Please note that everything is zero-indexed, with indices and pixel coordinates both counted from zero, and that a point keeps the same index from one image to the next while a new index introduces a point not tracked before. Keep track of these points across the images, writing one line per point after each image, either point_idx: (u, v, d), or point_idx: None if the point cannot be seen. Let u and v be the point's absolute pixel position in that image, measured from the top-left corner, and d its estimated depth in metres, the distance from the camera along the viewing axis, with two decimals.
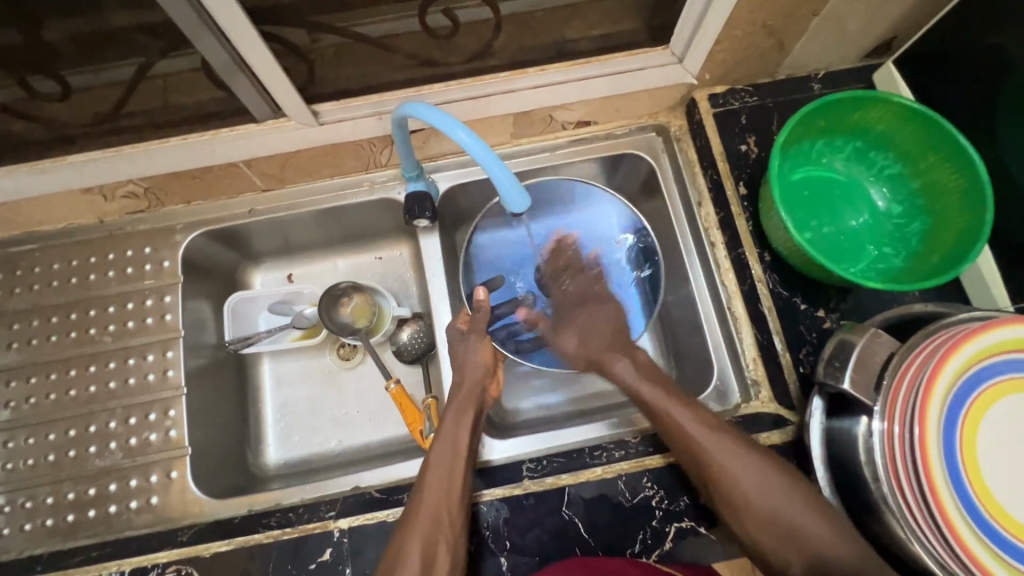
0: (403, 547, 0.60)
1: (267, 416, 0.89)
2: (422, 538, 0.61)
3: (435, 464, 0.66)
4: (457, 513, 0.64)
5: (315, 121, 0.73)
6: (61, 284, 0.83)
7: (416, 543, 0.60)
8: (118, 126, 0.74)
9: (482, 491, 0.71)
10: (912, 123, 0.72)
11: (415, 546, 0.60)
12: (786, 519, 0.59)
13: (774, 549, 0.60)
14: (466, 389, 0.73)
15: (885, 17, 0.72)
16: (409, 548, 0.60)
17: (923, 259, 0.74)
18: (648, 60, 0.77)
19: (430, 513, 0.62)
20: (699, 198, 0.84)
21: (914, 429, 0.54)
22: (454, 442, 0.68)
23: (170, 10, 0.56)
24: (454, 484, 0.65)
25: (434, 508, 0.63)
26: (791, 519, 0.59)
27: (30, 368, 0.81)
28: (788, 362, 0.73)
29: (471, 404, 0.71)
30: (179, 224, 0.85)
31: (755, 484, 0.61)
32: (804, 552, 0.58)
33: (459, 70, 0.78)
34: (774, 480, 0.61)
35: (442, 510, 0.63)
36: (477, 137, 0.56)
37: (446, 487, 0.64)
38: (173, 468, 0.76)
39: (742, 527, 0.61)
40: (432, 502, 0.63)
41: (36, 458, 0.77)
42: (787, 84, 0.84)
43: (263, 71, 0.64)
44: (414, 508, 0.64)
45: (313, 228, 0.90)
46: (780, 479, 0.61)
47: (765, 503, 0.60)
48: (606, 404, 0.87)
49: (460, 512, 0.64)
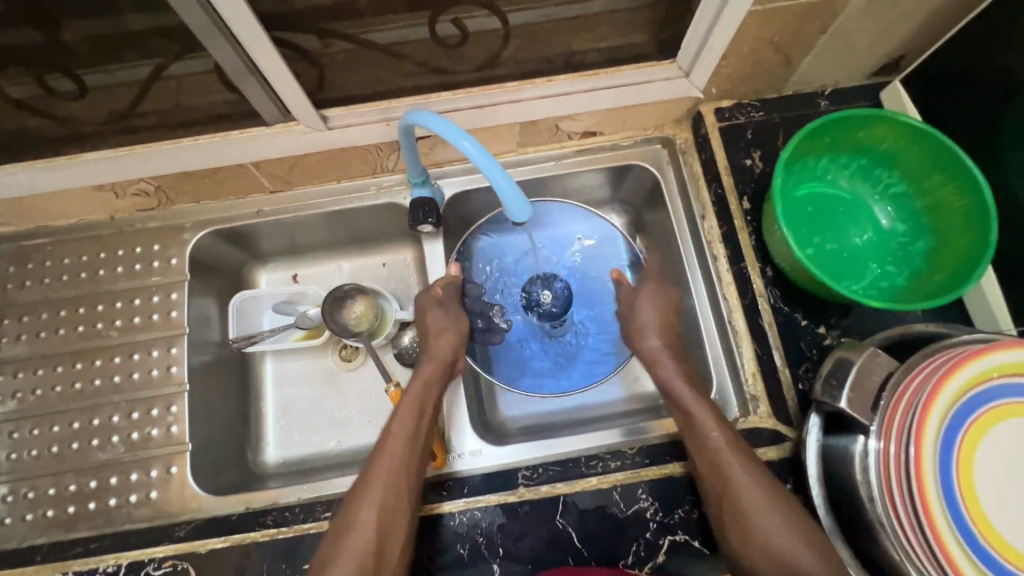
0: (356, 515, 0.64)
1: (268, 414, 0.90)
2: (378, 505, 0.64)
3: (410, 408, 0.71)
4: (412, 487, 0.67)
5: (324, 125, 0.74)
6: (70, 278, 0.85)
7: (370, 510, 0.64)
8: (132, 125, 0.76)
9: (443, 503, 0.71)
10: (918, 142, 0.72)
11: (378, 479, 0.66)
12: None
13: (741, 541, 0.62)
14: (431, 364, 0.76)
15: (895, 35, 0.72)
16: (362, 516, 0.64)
17: (926, 278, 0.74)
18: (655, 74, 0.78)
19: (386, 484, 0.65)
20: (702, 211, 0.84)
21: (910, 449, 0.54)
22: (418, 406, 0.71)
23: (185, 16, 0.57)
24: (411, 457, 0.68)
25: (392, 474, 0.66)
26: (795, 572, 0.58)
27: (37, 360, 0.82)
28: (787, 377, 0.74)
29: (436, 373, 0.75)
30: (188, 223, 0.87)
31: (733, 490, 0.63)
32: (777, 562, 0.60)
33: (467, 79, 0.78)
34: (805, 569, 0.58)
35: (399, 478, 0.66)
36: (481, 146, 0.57)
37: (403, 459, 0.67)
38: (173, 464, 0.77)
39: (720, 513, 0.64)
40: (391, 471, 0.66)
41: (40, 449, 0.79)
42: (793, 100, 0.85)
43: (274, 75, 0.65)
44: (371, 470, 0.67)
45: (320, 229, 0.91)
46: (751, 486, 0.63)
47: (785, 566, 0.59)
48: (593, 417, 0.87)
49: (415, 485, 0.67)
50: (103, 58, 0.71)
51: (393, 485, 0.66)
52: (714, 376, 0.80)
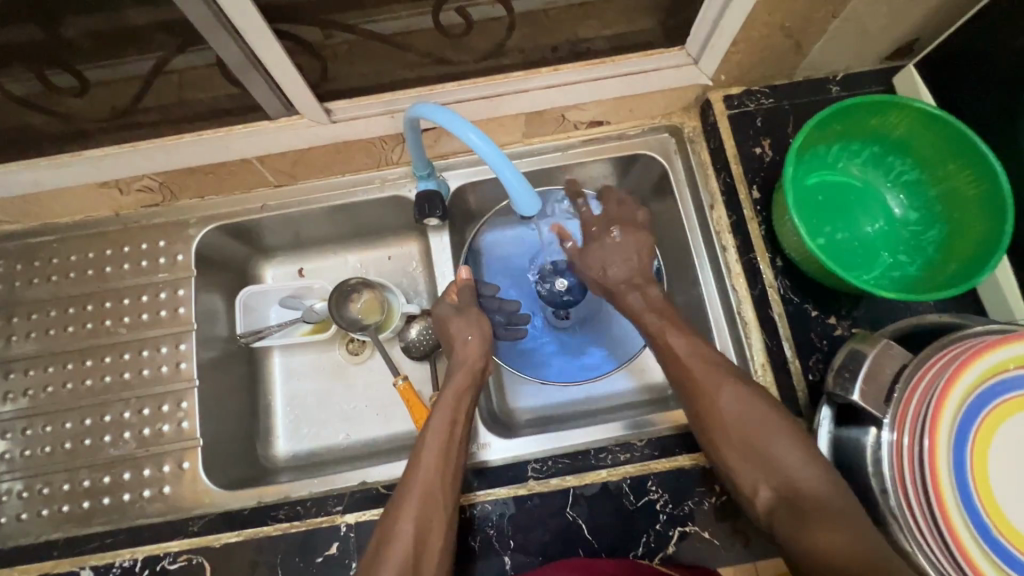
0: (394, 526, 0.63)
1: (277, 409, 0.90)
2: (415, 515, 0.63)
3: (442, 416, 0.70)
4: (448, 496, 0.66)
5: (327, 119, 0.73)
6: (77, 276, 0.85)
7: (408, 523, 0.63)
8: (134, 121, 0.75)
9: (479, 492, 0.72)
10: (932, 128, 0.70)
11: (414, 496, 0.64)
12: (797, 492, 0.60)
13: (741, 467, 0.63)
14: (461, 374, 0.74)
15: (908, 18, 0.70)
16: (400, 529, 0.62)
17: (939, 268, 0.72)
18: (663, 61, 0.77)
19: (422, 493, 0.65)
20: (711, 200, 0.83)
21: (924, 441, 0.53)
22: (451, 415, 0.70)
23: (187, 12, 0.57)
24: (446, 466, 0.67)
25: (427, 485, 0.65)
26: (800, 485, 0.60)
27: (47, 357, 0.82)
28: (796, 368, 0.73)
29: (467, 383, 0.74)
30: (193, 218, 0.86)
31: (733, 410, 0.65)
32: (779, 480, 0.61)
33: (472, 69, 0.77)
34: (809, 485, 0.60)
35: (435, 489, 0.65)
36: (488, 139, 0.57)
37: (438, 471, 0.66)
38: (185, 459, 0.78)
39: (715, 446, 0.65)
40: (426, 481, 0.65)
41: (53, 446, 0.79)
42: (803, 86, 0.83)
43: (277, 69, 0.64)
44: (407, 482, 0.66)
45: (325, 224, 0.91)
46: (761, 411, 0.64)
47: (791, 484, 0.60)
48: (617, 405, 0.87)
49: (450, 494, 0.66)
50: (103, 53, 0.70)
51: (431, 497, 0.65)
52: None
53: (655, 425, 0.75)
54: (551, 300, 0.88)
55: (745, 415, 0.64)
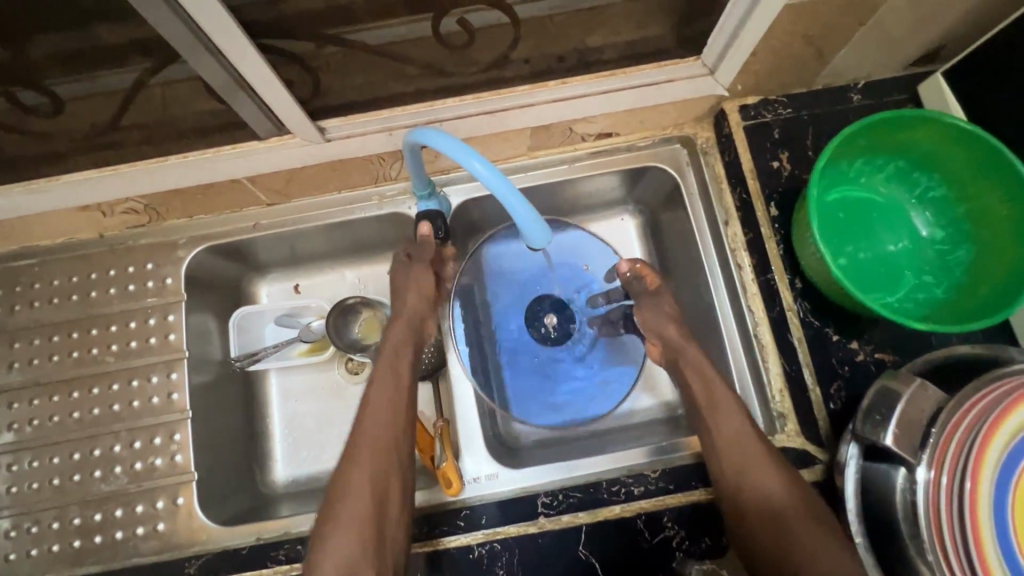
0: (342, 494, 0.62)
1: (275, 432, 0.86)
2: (365, 481, 0.62)
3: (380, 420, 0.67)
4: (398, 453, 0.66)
5: (321, 138, 0.69)
6: (60, 301, 0.81)
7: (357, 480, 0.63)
8: (114, 141, 0.70)
9: (452, 536, 0.69)
10: (963, 146, 0.67)
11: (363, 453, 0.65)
12: (774, 508, 0.61)
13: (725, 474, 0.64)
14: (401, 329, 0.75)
15: (938, 24, 0.66)
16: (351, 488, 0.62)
17: (969, 292, 0.69)
18: (677, 72, 0.72)
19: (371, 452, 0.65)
20: (725, 216, 0.79)
21: (964, 484, 0.51)
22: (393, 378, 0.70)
23: (165, 33, 0.53)
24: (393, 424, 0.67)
25: (376, 443, 0.65)
26: (777, 500, 0.61)
27: (32, 389, 0.78)
28: (818, 398, 0.70)
29: (406, 337, 0.75)
30: (182, 239, 0.82)
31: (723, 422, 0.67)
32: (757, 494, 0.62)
33: (474, 82, 0.72)
34: (786, 501, 0.61)
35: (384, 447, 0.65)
36: (494, 168, 0.53)
37: (386, 428, 0.67)
38: (179, 494, 0.75)
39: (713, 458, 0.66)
40: (367, 484, 0.63)
41: (40, 482, 0.76)
42: (822, 95, 0.79)
43: (265, 88, 0.59)
44: (345, 485, 0.63)
45: (321, 241, 0.86)
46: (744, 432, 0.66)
47: (765, 497, 0.62)
48: (633, 424, 0.84)
49: (399, 454, 0.66)
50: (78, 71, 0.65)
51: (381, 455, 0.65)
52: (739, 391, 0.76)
53: (677, 451, 0.72)
54: (540, 340, 0.85)
55: (739, 443, 0.65)
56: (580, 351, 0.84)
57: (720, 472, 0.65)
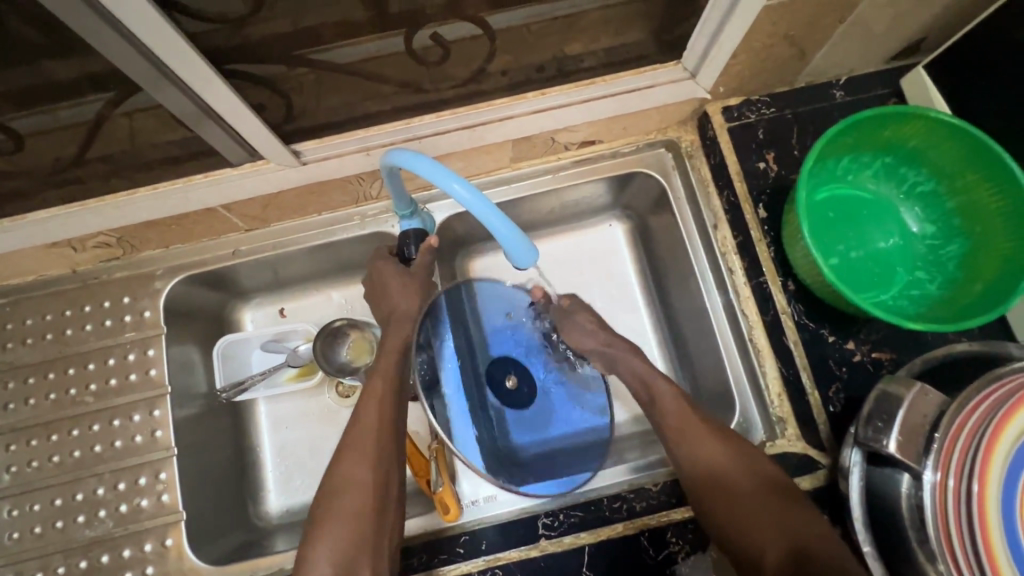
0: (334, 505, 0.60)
1: (267, 461, 0.84)
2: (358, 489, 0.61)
3: (370, 430, 0.65)
4: (383, 458, 0.64)
5: (296, 161, 0.67)
6: (34, 341, 0.78)
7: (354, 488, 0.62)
8: (80, 175, 0.68)
9: (451, 565, 0.67)
10: (949, 141, 0.66)
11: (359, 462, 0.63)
12: (733, 486, 0.61)
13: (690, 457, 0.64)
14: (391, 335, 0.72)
15: (917, 18, 0.65)
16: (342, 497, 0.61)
17: (963, 287, 0.68)
18: (658, 77, 0.71)
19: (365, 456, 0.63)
20: (714, 220, 0.78)
21: (972, 486, 0.50)
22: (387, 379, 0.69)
23: (125, 64, 0.51)
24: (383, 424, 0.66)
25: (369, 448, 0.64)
26: (736, 481, 0.61)
27: (9, 434, 0.76)
28: (816, 402, 0.69)
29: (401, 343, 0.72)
30: (159, 270, 0.79)
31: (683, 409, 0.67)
32: (716, 475, 0.62)
33: (451, 96, 0.71)
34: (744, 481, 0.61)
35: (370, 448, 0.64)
36: (477, 193, 0.50)
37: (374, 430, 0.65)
38: (168, 535, 0.72)
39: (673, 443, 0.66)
40: (356, 495, 0.61)
41: (21, 531, 0.73)
42: (805, 92, 0.78)
43: (233, 115, 0.57)
44: (334, 500, 0.61)
45: (303, 264, 0.84)
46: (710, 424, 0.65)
47: (722, 477, 0.61)
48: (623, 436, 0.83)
49: (387, 456, 0.64)
50: None
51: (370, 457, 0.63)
52: (737, 402, 0.74)
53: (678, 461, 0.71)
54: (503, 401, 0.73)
55: (713, 437, 0.64)
56: (544, 399, 0.75)
57: (689, 456, 0.64)
